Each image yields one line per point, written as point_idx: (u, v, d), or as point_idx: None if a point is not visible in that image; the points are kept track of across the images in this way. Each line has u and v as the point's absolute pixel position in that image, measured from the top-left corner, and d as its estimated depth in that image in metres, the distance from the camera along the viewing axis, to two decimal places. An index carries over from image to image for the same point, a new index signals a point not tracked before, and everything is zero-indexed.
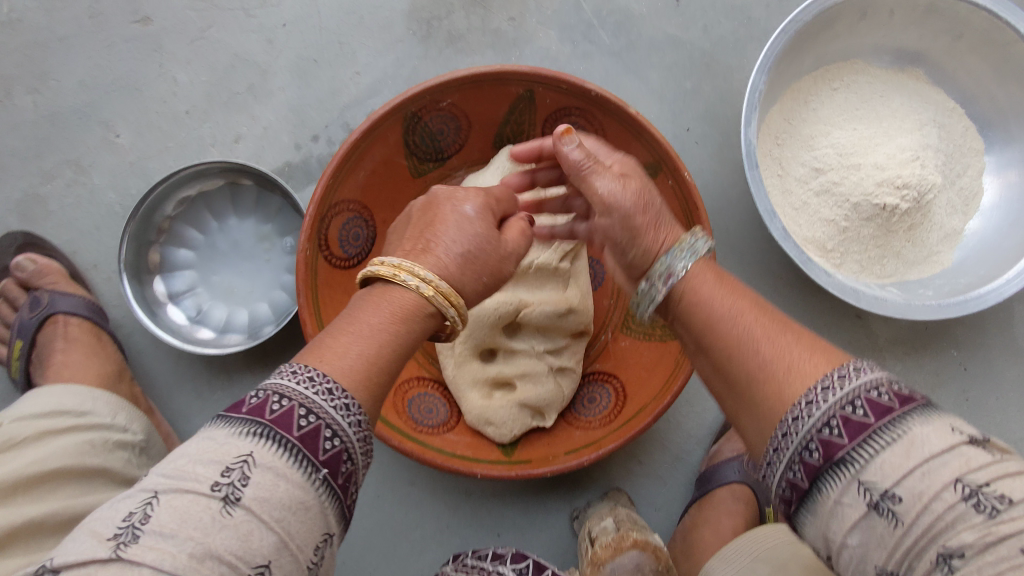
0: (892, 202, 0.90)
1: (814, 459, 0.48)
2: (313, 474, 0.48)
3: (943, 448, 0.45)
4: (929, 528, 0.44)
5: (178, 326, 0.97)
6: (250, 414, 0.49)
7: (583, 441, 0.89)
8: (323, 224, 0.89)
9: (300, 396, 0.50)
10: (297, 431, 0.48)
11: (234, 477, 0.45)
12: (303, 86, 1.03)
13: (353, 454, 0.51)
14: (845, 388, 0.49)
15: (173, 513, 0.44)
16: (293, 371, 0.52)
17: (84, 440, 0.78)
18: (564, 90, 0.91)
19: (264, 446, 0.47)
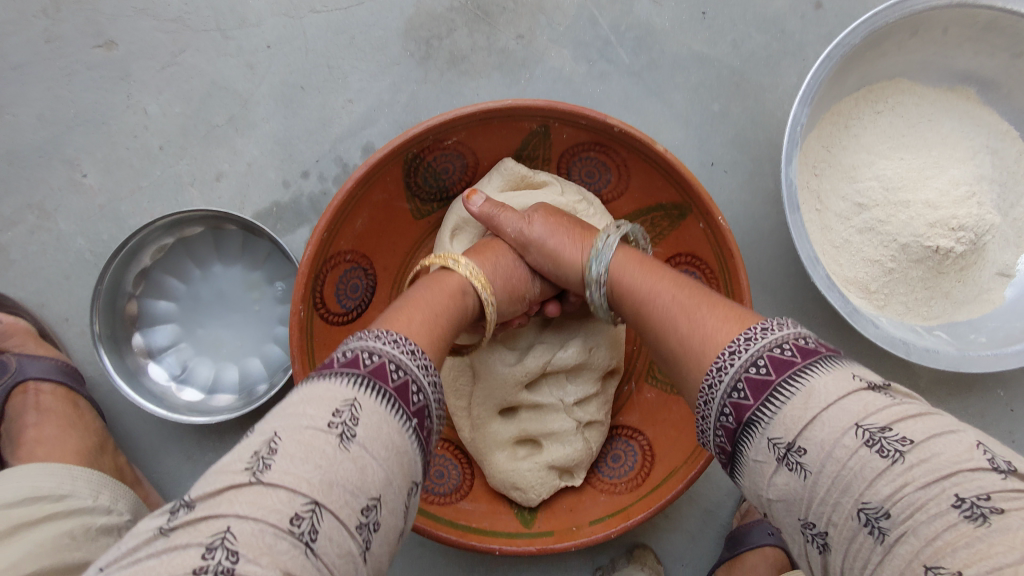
0: (946, 245, 0.82)
1: (730, 422, 0.52)
2: (406, 422, 0.50)
3: (835, 394, 0.47)
4: (835, 478, 0.45)
5: (162, 389, 0.88)
6: (345, 367, 0.50)
7: (608, 508, 0.82)
8: (318, 281, 0.80)
9: (388, 353, 0.53)
10: (392, 383, 0.50)
11: (265, 452, 0.44)
12: (290, 116, 0.93)
13: (421, 387, 0.53)
14: (762, 340, 0.52)
15: (240, 502, 0.41)
16: (378, 336, 0.55)
17: (63, 531, 0.70)
18: (583, 126, 0.82)
19: (364, 395, 0.48)
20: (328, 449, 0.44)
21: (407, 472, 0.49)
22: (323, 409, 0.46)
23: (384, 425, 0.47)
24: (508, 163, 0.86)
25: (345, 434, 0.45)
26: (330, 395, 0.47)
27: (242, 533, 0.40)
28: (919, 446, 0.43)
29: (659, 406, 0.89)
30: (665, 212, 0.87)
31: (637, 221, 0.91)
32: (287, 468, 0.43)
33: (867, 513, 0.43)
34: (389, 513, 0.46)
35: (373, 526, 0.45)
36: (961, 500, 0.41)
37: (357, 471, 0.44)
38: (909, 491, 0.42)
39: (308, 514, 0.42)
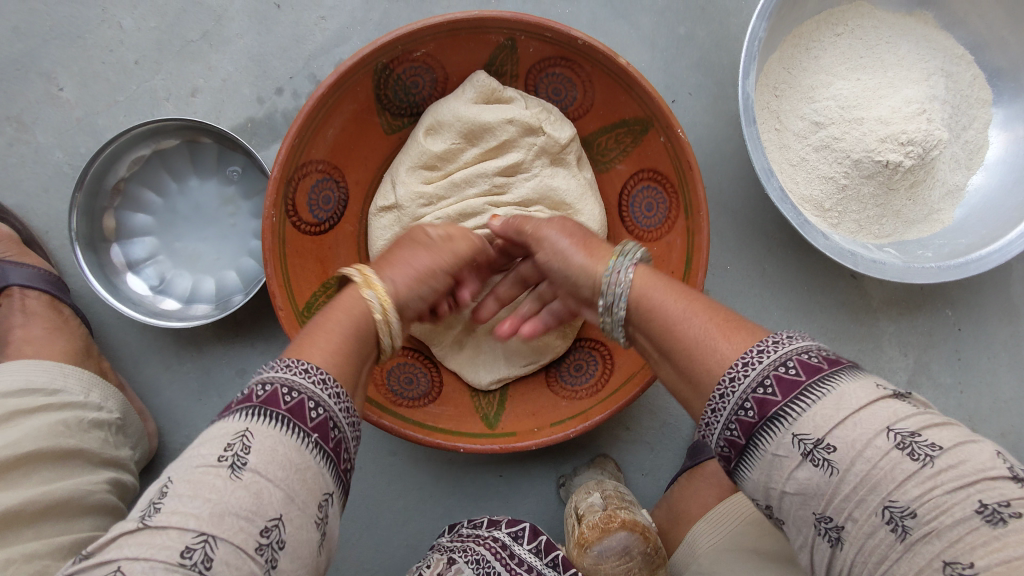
0: (896, 159, 0.85)
1: (748, 416, 0.52)
2: (306, 439, 0.50)
3: (866, 398, 0.48)
4: (862, 476, 0.46)
5: (141, 297, 0.91)
6: (263, 403, 0.51)
7: (567, 413, 0.87)
8: (289, 188, 0.83)
9: (308, 390, 0.53)
10: (309, 421, 0.52)
11: (235, 449, 0.48)
12: (263, 33, 0.94)
13: (338, 421, 0.54)
14: (778, 351, 0.53)
15: (188, 486, 0.46)
16: (297, 366, 0.55)
17: (57, 420, 0.74)
18: (547, 39, 0.84)
19: (259, 422, 0.49)
20: (218, 482, 0.46)
21: (317, 485, 0.50)
22: (215, 446, 0.48)
23: (281, 445, 0.49)
24: (481, 75, 0.87)
25: (235, 465, 0.47)
26: (221, 431, 0.49)
27: (138, 572, 0.42)
28: (949, 451, 0.46)
29: None
30: (628, 128, 0.90)
31: (603, 138, 0.94)
32: (176, 507, 0.45)
33: (892, 512, 0.46)
34: (296, 528, 0.47)
35: (275, 545, 0.46)
36: (983, 505, 0.44)
37: (250, 496, 0.45)
38: (937, 494, 0.44)
39: (199, 545, 0.43)
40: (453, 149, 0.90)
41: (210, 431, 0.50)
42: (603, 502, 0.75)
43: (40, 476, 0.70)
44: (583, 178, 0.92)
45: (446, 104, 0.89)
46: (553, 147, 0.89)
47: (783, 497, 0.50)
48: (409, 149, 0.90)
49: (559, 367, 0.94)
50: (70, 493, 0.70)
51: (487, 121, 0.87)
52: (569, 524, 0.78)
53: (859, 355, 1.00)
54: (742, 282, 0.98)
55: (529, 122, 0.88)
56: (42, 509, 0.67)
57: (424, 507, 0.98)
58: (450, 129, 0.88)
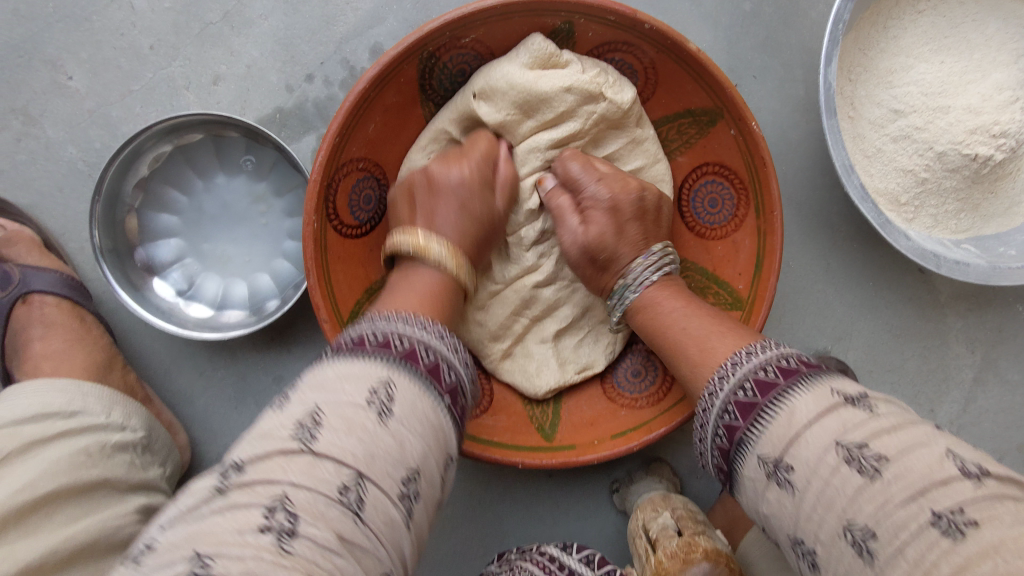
0: (987, 152, 0.78)
1: (723, 443, 0.52)
2: (438, 399, 0.49)
3: (814, 413, 0.47)
4: (819, 495, 0.45)
5: (169, 305, 0.85)
6: (376, 347, 0.48)
7: (628, 423, 0.82)
8: (330, 190, 0.76)
9: (417, 337, 0.51)
10: (424, 363, 0.49)
11: (381, 396, 0.45)
12: (290, 14, 0.86)
13: (464, 390, 0.52)
14: (760, 357, 0.53)
15: (342, 422, 0.43)
16: (422, 327, 0.53)
17: (78, 449, 0.69)
18: (610, 22, 0.76)
19: (398, 372, 0.47)
20: (368, 424, 0.43)
21: (443, 444, 0.48)
22: (359, 385, 0.45)
23: (417, 402, 0.46)
24: (537, 39, 0.76)
25: (383, 410, 0.44)
26: (367, 372, 0.46)
27: (300, 499, 0.39)
28: (896, 462, 0.43)
29: None
30: (693, 118, 0.83)
31: (663, 129, 0.87)
32: (336, 438, 0.42)
33: (854, 533, 0.43)
34: (427, 481, 0.46)
35: (412, 496, 0.44)
36: (937, 516, 0.41)
37: (397, 445, 0.44)
38: (892, 510, 0.42)
39: (354, 485, 0.41)
40: (504, 121, 0.80)
41: (324, 364, 0.48)
42: (678, 526, 0.71)
43: (67, 514, 0.65)
44: (644, 152, 0.85)
45: (498, 67, 0.77)
46: (614, 113, 0.80)
47: (767, 522, 0.49)
48: (455, 105, 0.81)
49: (614, 371, 0.89)
50: (96, 534, 0.65)
51: (544, 91, 0.77)
52: (640, 545, 0.75)
53: (925, 352, 0.95)
54: (806, 278, 0.93)
55: (589, 88, 0.77)
56: (69, 555, 0.62)
57: (471, 515, 0.94)
58: (503, 98, 0.78)
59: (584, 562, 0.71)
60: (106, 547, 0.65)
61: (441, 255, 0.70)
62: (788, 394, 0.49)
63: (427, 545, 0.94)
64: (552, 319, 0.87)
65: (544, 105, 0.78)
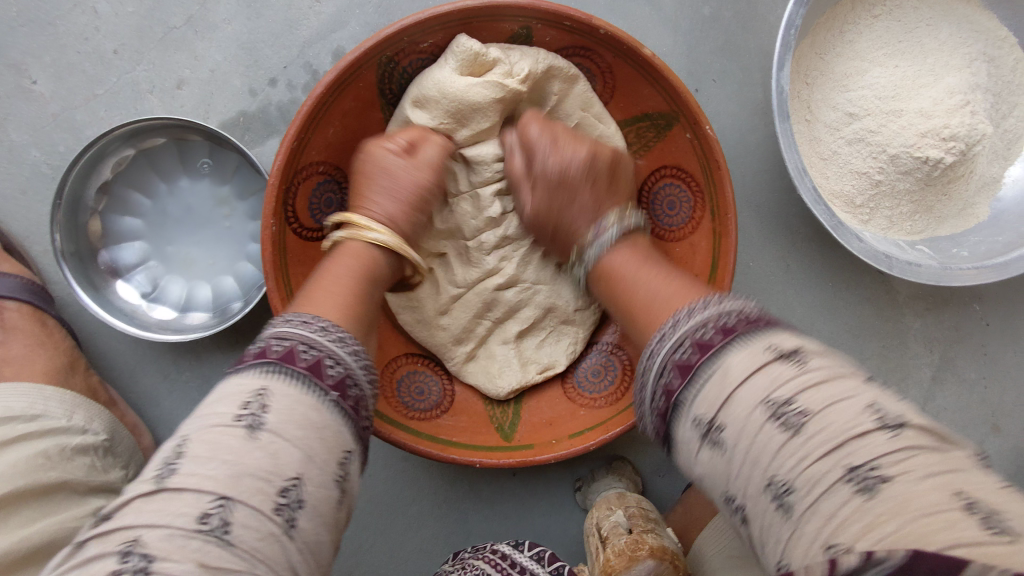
0: (937, 155, 0.80)
1: (661, 403, 0.52)
2: (324, 397, 0.50)
3: (745, 371, 0.46)
4: (746, 453, 0.45)
5: (133, 307, 0.85)
6: (258, 359, 0.50)
7: (586, 423, 0.83)
8: (289, 193, 0.77)
9: (302, 337, 0.53)
10: (302, 363, 0.50)
11: (254, 407, 0.46)
12: (253, 18, 0.87)
13: (357, 379, 0.54)
14: (693, 319, 0.52)
15: (206, 446, 0.44)
16: (307, 322, 0.56)
17: (36, 452, 0.69)
18: (566, 28, 0.77)
19: (281, 381, 0.48)
20: (235, 442, 0.44)
21: (336, 442, 0.49)
22: (232, 405, 0.47)
23: (302, 406, 0.48)
24: (463, 39, 0.76)
25: (253, 424, 0.45)
26: (240, 388, 0.48)
27: (242, 496, 0.43)
28: (818, 416, 0.43)
29: None
30: (651, 122, 0.84)
31: (623, 133, 0.88)
32: (278, 432, 0.46)
33: (773, 488, 0.44)
34: (316, 488, 0.46)
35: (296, 504, 0.45)
36: (852, 471, 0.41)
37: (330, 437, 0.49)
38: (809, 465, 0.42)
39: (217, 510, 0.42)
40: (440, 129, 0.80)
41: (225, 382, 0.50)
42: (629, 524, 0.72)
43: (23, 518, 0.65)
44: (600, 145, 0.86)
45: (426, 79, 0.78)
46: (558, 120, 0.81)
47: (701, 479, 0.50)
48: (398, 118, 0.82)
49: (576, 371, 0.90)
50: (51, 535, 0.65)
51: (474, 100, 0.77)
52: (593, 543, 0.75)
53: (883, 352, 0.96)
54: (766, 278, 0.94)
55: (516, 95, 0.79)
56: (23, 557, 0.62)
57: (436, 514, 0.95)
58: (436, 106, 0.78)
59: (534, 559, 0.72)
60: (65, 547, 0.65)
61: (370, 236, 0.72)
62: (726, 350, 0.48)
63: (392, 544, 0.95)
64: (514, 321, 0.88)
65: (477, 118, 0.79)
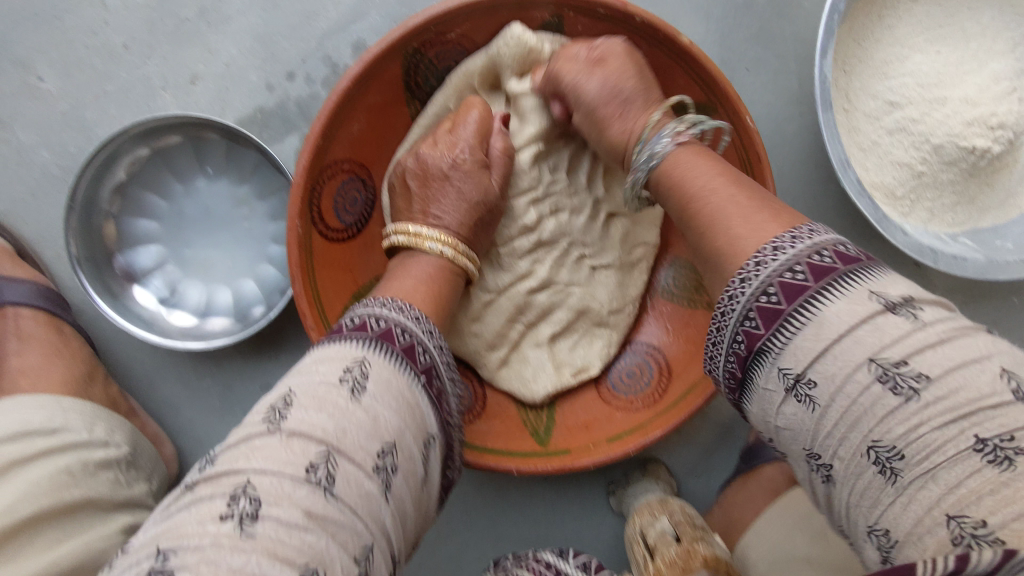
0: (983, 145, 0.77)
1: (741, 349, 0.47)
2: (415, 379, 0.50)
3: (848, 323, 0.41)
4: (844, 413, 0.41)
5: (151, 313, 0.82)
6: (353, 331, 0.51)
7: (624, 426, 0.80)
8: (314, 194, 0.74)
9: (395, 320, 0.54)
10: (399, 344, 0.51)
11: (355, 373, 0.47)
12: (269, 10, 0.83)
13: (440, 372, 0.54)
14: (811, 242, 0.45)
15: (239, 440, 0.43)
16: (383, 305, 0.56)
17: (61, 468, 0.66)
18: (599, 16, 0.74)
19: (375, 352, 0.49)
20: (339, 400, 0.44)
21: (423, 425, 0.49)
22: (334, 366, 0.47)
23: (396, 382, 0.48)
24: (516, 27, 0.73)
25: (356, 388, 0.46)
26: (341, 354, 0.48)
27: (262, 483, 0.39)
28: (939, 381, 0.38)
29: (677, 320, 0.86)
30: (686, 114, 0.81)
31: None
32: (302, 418, 0.43)
33: (878, 453, 0.40)
34: (354, 467, 0.42)
35: (327, 479, 0.41)
36: (981, 441, 0.37)
37: (369, 421, 0.44)
38: (925, 430, 0.38)
39: (241, 492, 0.39)
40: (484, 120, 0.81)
41: (318, 351, 0.50)
42: (677, 532, 0.70)
43: (50, 537, 0.62)
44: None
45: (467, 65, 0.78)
46: None
47: (778, 433, 0.46)
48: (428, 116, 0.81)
49: (610, 373, 0.87)
50: (80, 556, 0.62)
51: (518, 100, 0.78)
52: (638, 551, 0.73)
53: None
54: None
55: None
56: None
57: (466, 519, 0.93)
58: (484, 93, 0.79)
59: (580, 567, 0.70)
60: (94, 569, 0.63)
61: (436, 248, 0.70)
62: (821, 300, 0.43)
63: (421, 550, 0.93)
64: (547, 323, 0.86)
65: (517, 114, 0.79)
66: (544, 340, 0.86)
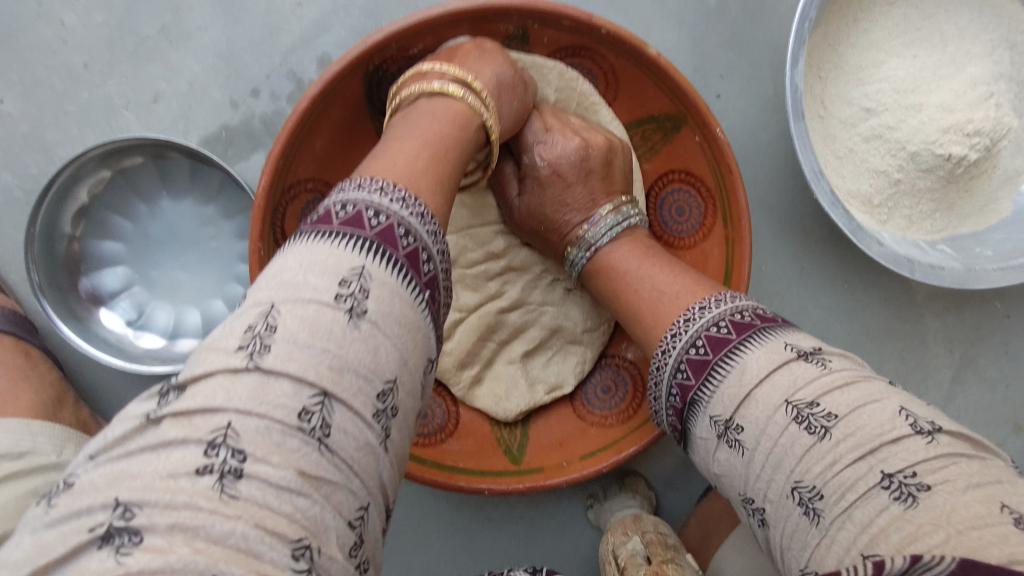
0: (960, 152, 0.76)
1: (677, 402, 0.53)
2: (420, 293, 0.45)
3: (764, 369, 0.47)
4: (768, 454, 0.45)
5: (118, 337, 0.81)
6: (347, 226, 0.44)
7: (597, 443, 0.79)
8: (277, 215, 0.72)
9: (394, 212, 0.46)
10: (372, 229, 0.45)
11: (354, 287, 0.41)
12: (230, 25, 0.81)
13: (433, 256, 0.48)
14: (708, 315, 0.53)
15: (216, 367, 0.38)
16: (369, 185, 0.47)
17: (26, 492, 0.65)
18: (565, 27, 0.72)
19: (375, 261, 0.43)
20: (337, 329, 0.39)
21: (424, 347, 0.45)
22: (327, 278, 0.41)
23: (399, 305, 0.43)
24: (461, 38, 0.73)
25: (354, 309, 0.41)
26: (334, 259, 0.42)
27: (247, 430, 0.36)
28: (846, 419, 0.43)
29: None
30: (658, 124, 0.80)
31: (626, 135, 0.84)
32: (290, 351, 0.38)
33: (801, 493, 0.43)
34: (349, 414, 0.39)
35: (324, 429, 0.38)
36: (888, 478, 0.40)
37: (369, 352, 0.40)
38: (839, 469, 0.41)
39: (221, 440, 0.35)
40: None
41: (297, 245, 0.44)
42: (648, 552, 0.69)
43: None
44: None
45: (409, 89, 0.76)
46: None
47: (718, 480, 0.50)
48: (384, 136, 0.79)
49: (584, 388, 0.87)
50: None
51: None
52: (610, 571, 0.72)
53: (902, 354, 0.93)
54: (779, 282, 0.90)
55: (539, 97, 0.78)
56: None
57: (444, 535, 0.92)
58: None
59: None
60: None
61: (461, 91, 0.63)
62: (740, 350, 0.49)
63: (399, 567, 0.92)
64: (519, 341, 0.86)
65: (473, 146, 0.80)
66: (517, 356, 0.86)
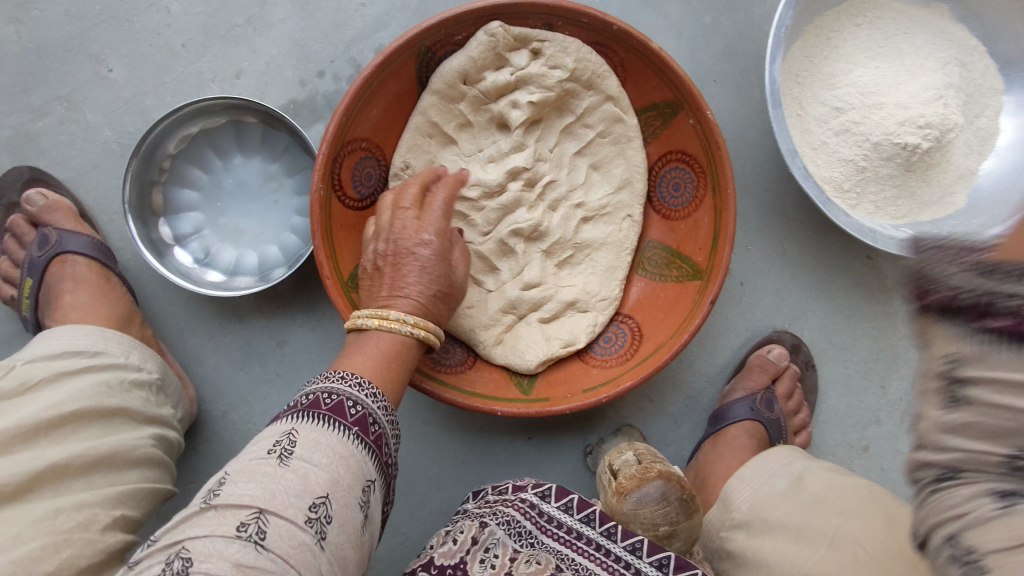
0: (915, 141, 0.89)
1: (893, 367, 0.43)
2: (349, 432, 0.57)
3: None
4: None
5: (187, 270, 0.94)
6: (310, 407, 0.57)
7: (599, 379, 0.91)
8: (336, 164, 0.86)
9: (347, 393, 0.60)
10: (350, 418, 0.58)
11: (281, 446, 0.53)
12: (305, 18, 0.98)
13: (376, 418, 0.60)
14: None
15: (208, 524, 0.47)
16: (342, 377, 0.61)
17: (100, 380, 0.77)
18: (583, 24, 0.88)
19: (315, 426, 0.55)
20: (269, 469, 0.50)
21: (359, 472, 0.55)
22: (263, 444, 0.53)
23: (326, 441, 0.54)
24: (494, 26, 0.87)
25: (282, 456, 0.52)
26: (271, 431, 0.55)
27: (269, 521, 0.48)
28: None
29: (650, 293, 0.97)
30: (659, 111, 0.94)
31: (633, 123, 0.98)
32: (237, 489, 0.49)
33: None
34: (342, 506, 0.52)
35: (324, 519, 0.50)
36: None
37: (329, 480, 0.52)
38: None
39: (252, 520, 0.47)
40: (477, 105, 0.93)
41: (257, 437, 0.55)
42: (639, 458, 0.80)
43: (87, 433, 0.73)
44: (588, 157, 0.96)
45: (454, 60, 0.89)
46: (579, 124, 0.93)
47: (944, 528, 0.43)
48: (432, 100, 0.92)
49: (591, 346, 0.97)
50: (113, 449, 0.73)
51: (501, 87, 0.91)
52: (605, 478, 0.83)
53: (873, 332, 1.04)
54: (762, 261, 1.03)
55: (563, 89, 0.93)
56: (86, 464, 0.70)
57: (457, 475, 1.01)
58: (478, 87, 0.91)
59: (563, 507, 0.69)
60: (120, 461, 0.74)
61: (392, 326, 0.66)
62: None
63: (413, 504, 1.01)
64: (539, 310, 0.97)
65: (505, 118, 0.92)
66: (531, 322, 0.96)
